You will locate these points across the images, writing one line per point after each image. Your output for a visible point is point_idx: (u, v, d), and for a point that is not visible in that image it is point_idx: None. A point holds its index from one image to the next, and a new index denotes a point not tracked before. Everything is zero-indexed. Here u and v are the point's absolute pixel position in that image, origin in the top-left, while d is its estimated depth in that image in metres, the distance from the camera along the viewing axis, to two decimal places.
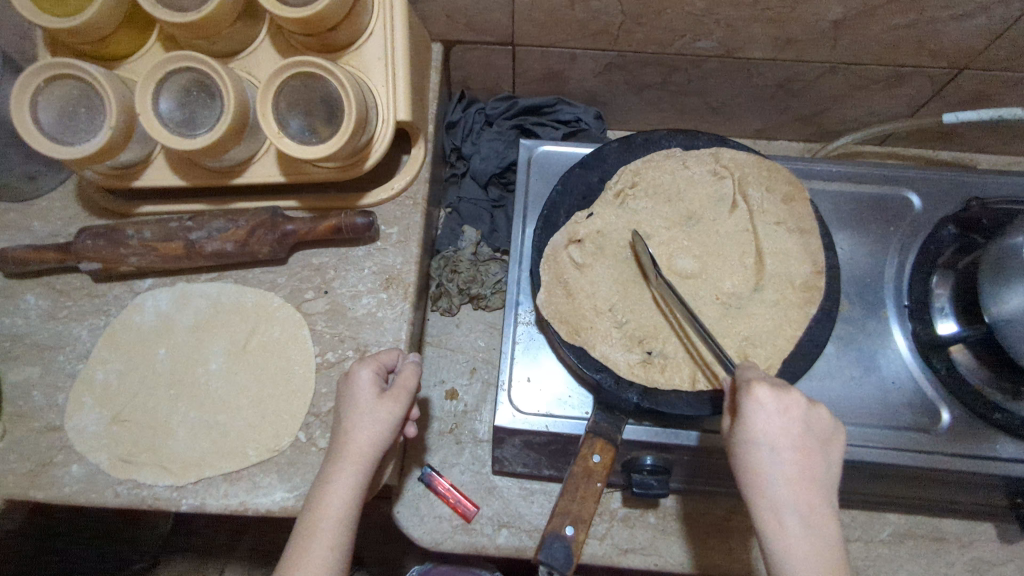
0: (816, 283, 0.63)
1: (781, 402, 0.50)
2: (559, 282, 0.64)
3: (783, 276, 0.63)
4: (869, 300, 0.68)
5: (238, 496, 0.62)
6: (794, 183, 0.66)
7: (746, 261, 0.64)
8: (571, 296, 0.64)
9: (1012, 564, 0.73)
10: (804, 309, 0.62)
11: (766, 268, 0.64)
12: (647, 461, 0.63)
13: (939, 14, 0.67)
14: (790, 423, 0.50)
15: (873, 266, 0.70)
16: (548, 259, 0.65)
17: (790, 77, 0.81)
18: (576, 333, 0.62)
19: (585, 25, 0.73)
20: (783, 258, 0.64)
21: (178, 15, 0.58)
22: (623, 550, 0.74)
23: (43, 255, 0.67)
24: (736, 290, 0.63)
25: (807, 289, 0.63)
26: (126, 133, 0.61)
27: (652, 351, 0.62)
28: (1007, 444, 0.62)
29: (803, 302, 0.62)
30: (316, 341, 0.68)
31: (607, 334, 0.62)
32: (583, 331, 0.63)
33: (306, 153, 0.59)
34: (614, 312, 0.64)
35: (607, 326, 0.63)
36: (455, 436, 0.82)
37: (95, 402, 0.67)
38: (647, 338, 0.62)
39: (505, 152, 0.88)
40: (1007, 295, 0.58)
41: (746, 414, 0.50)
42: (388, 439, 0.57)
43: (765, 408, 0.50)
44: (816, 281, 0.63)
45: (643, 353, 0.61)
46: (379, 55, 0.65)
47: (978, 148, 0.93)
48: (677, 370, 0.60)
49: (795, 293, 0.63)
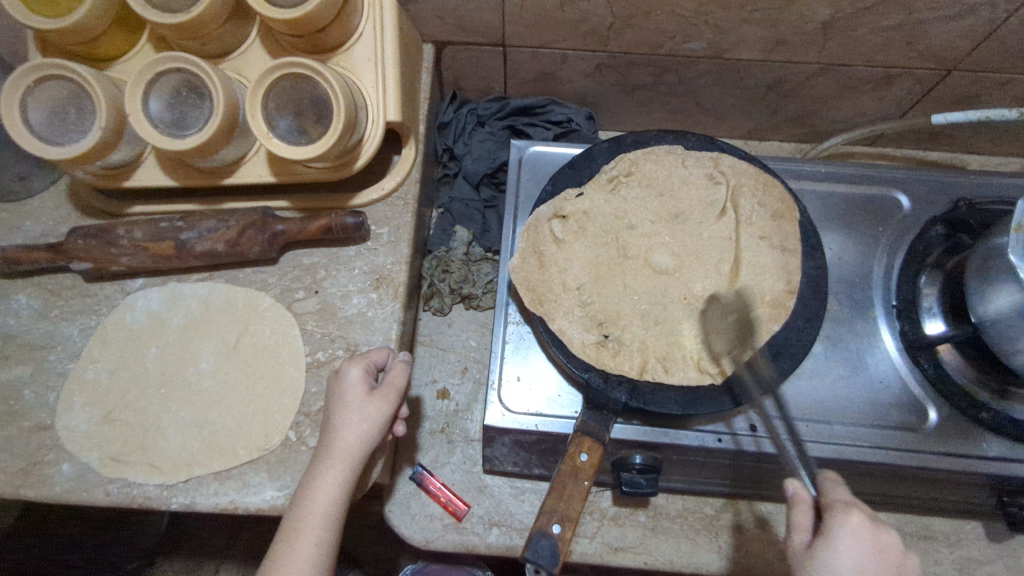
0: (785, 301, 0.61)
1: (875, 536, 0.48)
2: (534, 251, 0.65)
3: (756, 291, 0.62)
4: (860, 301, 0.69)
5: (228, 495, 0.62)
6: (785, 201, 0.66)
7: (722, 268, 0.65)
8: (544, 267, 0.65)
9: (1000, 562, 0.73)
10: (767, 325, 0.60)
11: (740, 278, 0.64)
12: (636, 460, 0.63)
13: (927, 15, 0.67)
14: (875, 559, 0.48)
15: (861, 266, 0.70)
16: (529, 227, 0.66)
17: (780, 78, 0.81)
18: (539, 302, 0.63)
19: (574, 26, 0.74)
20: (761, 273, 0.63)
21: (168, 16, 0.58)
22: (613, 548, 0.75)
23: (34, 254, 0.68)
24: (707, 293, 0.64)
25: (775, 307, 0.61)
26: (116, 134, 0.62)
27: (608, 335, 0.62)
28: (993, 443, 0.62)
29: (768, 318, 0.60)
30: (306, 341, 0.68)
31: (569, 310, 0.63)
32: (546, 301, 0.63)
33: (296, 153, 0.59)
34: (581, 291, 0.64)
35: (570, 301, 0.64)
36: (447, 435, 0.82)
37: (86, 402, 0.67)
38: (606, 322, 0.63)
39: (497, 152, 0.89)
40: (994, 296, 0.59)
41: (834, 537, 0.48)
42: (375, 436, 0.58)
43: (856, 537, 0.48)
44: (785, 300, 0.61)
45: (599, 335, 0.62)
46: (369, 56, 0.65)
47: (967, 149, 0.93)
48: (629, 357, 0.61)
49: (762, 308, 0.61)
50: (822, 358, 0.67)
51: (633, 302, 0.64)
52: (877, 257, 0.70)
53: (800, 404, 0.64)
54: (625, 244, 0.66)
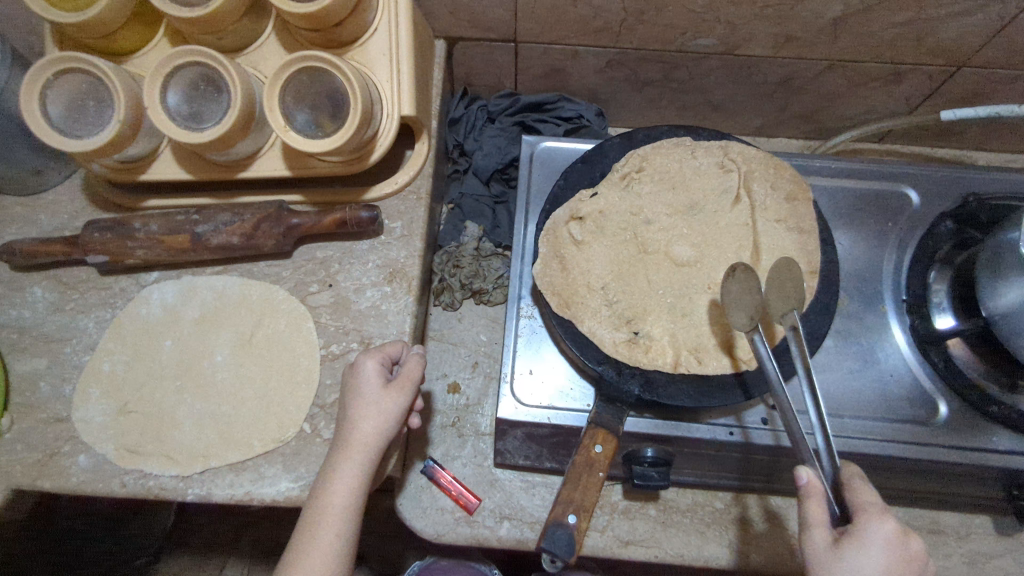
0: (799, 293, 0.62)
1: (902, 542, 0.48)
2: (556, 255, 0.65)
3: None
4: (871, 294, 0.69)
5: (243, 487, 0.63)
6: (798, 183, 0.67)
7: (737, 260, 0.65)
8: (566, 270, 0.65)
9: (1009, 557, 0.74)
10: None
11: (760, 266, 0.64)
12: (648, 453, 0.63)
13: (938, 12, 0.68)
14: (899, 563, 0.47)
15: (870, 260, 0.70)
16: (548, 232, 0.66)
17: (790, 75, 0.82)
18: (566, 305, 0.63)
19: (586, 22, 0.74)
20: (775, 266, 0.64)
21: (187, 10, 0.59)
22: (624, 542, 0.75)
23: (50, 247, 0.68)
24: None
25: None
26: (134, 127, 0.62)
27: (639, 332, 0.62)
28: (1003, 437, 0.63)
29: None
30: (321, 333, 0.69)
31: (596, 310, 0.63)
32: (574, 304, 0.63)
33: (312, 146, 0.60)
34: (606, 290, 0.64)
35: (597, 302, 0.64)
36: (458, 429, 0.83)
37: (101, 393, 0.67)
38: (636, 318, 0.63)
39: (507, 148, 0.89)
40: (1005, 289, 0.59)
41: (863, 538, 0.47)
42: (392, 428, 0.58)
43: (884, 541, 0.47)
44: (808, 281, 0.62)
45: (630, 333, 0.62)
46: (384, 50, 0.66)
47: (975, 146, 0.94)
48: (661, 351, 0.61)
49: None
50: (830, 351, 0.67)
51: (658, 296, 0.64)
52: (886, 252, 0.70)
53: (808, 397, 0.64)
54: (644, 239, 0.66)
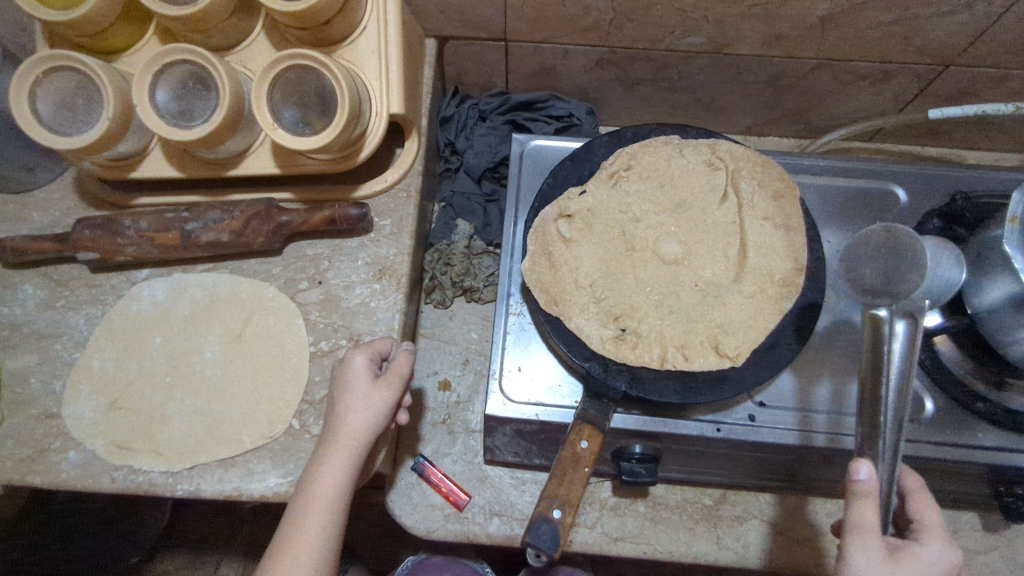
0: (795, 280, 0.63)
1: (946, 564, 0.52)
2: (544, 253, 0.65)
3: (765, 270, 0.64)
4: (937, 294, 0.60)
5: (232, 482, 0.63)
6: (786, 181, 0.67)
7: (725, 259, 0.65)
8: (554, 267, 0.65)
9: (996, 553, 0.74)
10: (779, 303, 0.62)
11: (749, 261, 0.64)
12: (636, 449, 0.64)
13: (923, 11, 0.68)
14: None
15: (931, 249, 0.59)
16: (536, 230, 0.66)
17: (779, 73, 0.82)
18: (554, 302, 0.64)
19: (575, 21, 0.74)
20: (767, 254, 0.64)
21: (174, 10, 0.60)
22: (613, 538, 0.75)
23: (41, 245, 0.69)
24: (716, 279, 0.64)
25: (785, 285, 0.63)
26: (123, 125, 0.63)
27: (626, 329, 0.63)
28: (988, 433, 0.63)
29: (779, 296, 0.62)
30: (310, 331, 0.69)
31: (584, 308, 0.64)
32: (561, 301, 0.64)
33: (300, 144, 0.60)
34: (594, 288, 0.65)
35: (584, 299, 0.64)
36: (448, 426, 0.84)
37: (93, 390, 0.68)
38: (623, 315, 0.63)
39: (498, 146, 0.89)
40: (990, 288, 0.59)
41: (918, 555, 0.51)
42: (378, 422, 0.58)
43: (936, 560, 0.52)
44: (795, 278, 0.63)
45: (617, 329, 0.63)
46: (372, 48, 0.66)
47: (965, 145, 0.94)
48: (648, 348, 0.62)
49: (773, 287, 0.63)
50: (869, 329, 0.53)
51: (645, 294, 0.64)
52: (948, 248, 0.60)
53: (848, 401, 0.63)
54: (631, 237, 0.67)
